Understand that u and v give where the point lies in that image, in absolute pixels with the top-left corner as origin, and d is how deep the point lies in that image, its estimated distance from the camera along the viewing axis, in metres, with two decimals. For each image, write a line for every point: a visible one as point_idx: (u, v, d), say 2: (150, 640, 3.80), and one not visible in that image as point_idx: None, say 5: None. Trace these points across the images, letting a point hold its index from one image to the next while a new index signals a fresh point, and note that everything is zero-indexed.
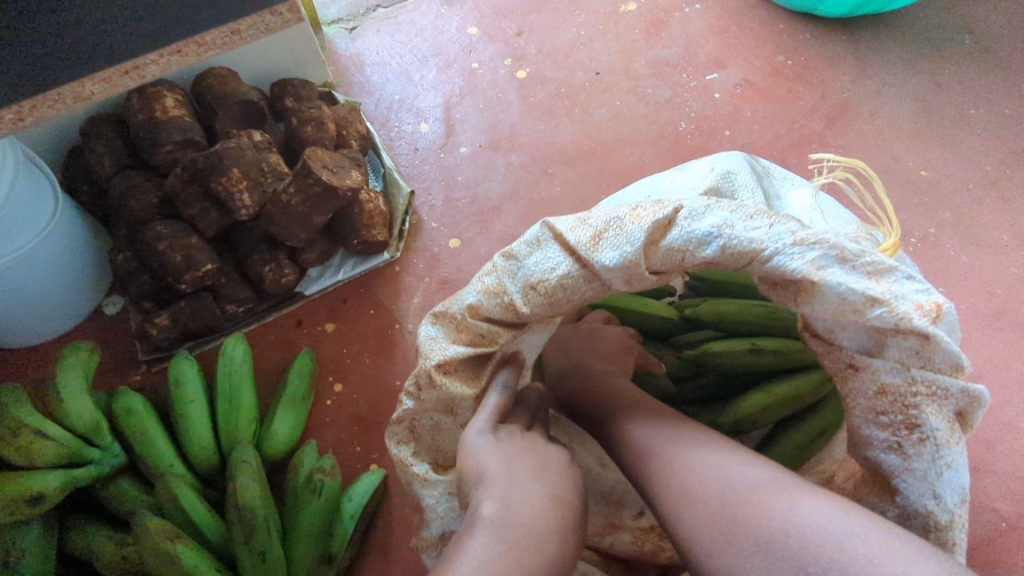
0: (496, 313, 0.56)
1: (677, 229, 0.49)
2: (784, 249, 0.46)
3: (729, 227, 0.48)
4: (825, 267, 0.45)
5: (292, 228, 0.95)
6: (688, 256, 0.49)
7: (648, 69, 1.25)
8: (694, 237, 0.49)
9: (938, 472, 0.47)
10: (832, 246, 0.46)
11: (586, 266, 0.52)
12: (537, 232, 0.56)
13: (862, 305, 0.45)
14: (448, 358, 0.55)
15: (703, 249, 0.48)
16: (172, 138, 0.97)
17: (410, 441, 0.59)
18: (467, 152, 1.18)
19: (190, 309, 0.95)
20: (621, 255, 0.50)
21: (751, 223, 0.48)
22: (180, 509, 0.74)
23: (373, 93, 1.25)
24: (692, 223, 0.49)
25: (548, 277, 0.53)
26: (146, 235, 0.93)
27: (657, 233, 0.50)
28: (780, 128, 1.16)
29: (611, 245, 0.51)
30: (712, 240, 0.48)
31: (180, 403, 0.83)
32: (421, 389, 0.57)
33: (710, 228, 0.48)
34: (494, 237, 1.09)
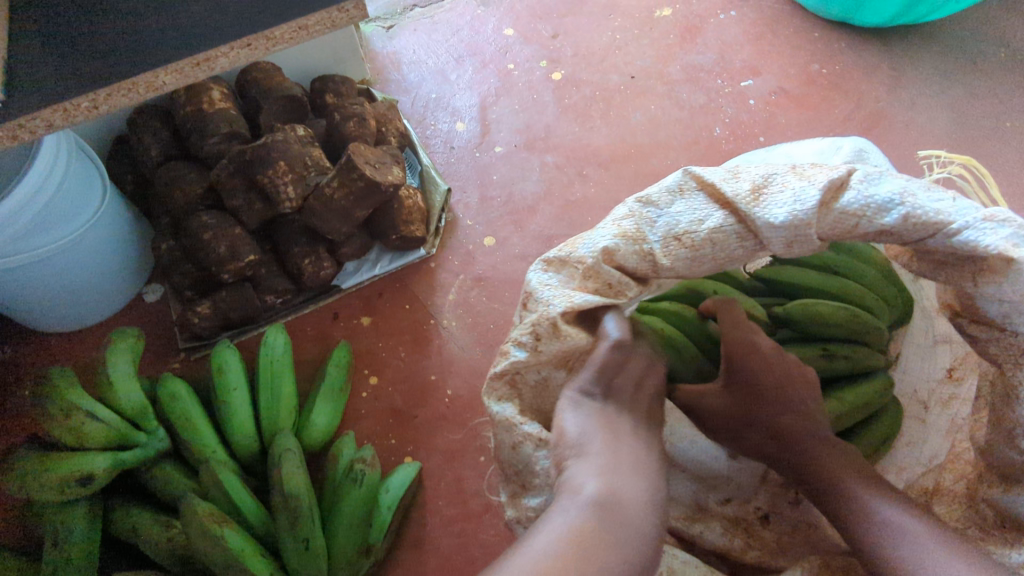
0: (631, 262, 0.55)
1: (852, 192, 0.50)
2: (975, 224, 0.49)
3: (911, 196, 0.50)
4: (1018, 246, 0.49)
5: (333, 222, 0.97)
6: (864, 222, 0.50)
7: (683, 74, 1.26)
8: (874, 204, 0.50)
9: None
10: (1020, 227, 0.49)
11: (742, 221, 0.53)
12: (679, 179, 0.56)
13: None
14: (576, 304, 0.52)
15: (884, 214, 0.50)
16: (218, 130, 0.99)
17: (512, 399, 0.55)
18: (502, 151, 1.19)
19: (231, 298, 0.97)
20: (791, 214, 0.50)
21: (932, 195, 0.50)
22: (224, 493, 0.75)
23: (409, 91, 1.27)
24: (871, 188, 0.50)
25: (697, 228, 0.54)
26: (192, 225, 0.94)
27: (832, 196, 0.51)
28: (815, 136, 1.17)
29: (777, 203, 0.51)
30: (893, 207, 0.50)
31: (223, 390, 0.84)
32: (539, 340, 0.52)
33: (892, 195, 0.50)
34: (528, 236, 1.10)
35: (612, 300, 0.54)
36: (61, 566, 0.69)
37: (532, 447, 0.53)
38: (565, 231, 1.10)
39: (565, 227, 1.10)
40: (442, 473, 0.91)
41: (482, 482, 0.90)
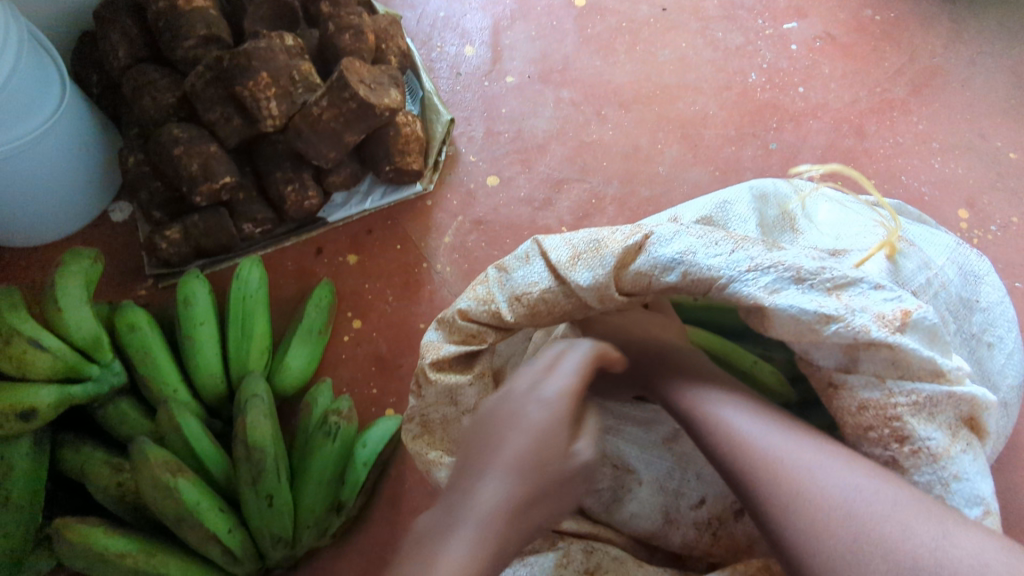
0: (484, 319, 0.56)
1: (644, 255, 0.50)
2: (739, 276, 0.47)
3: (691, 254, 0.48)
4: (779, 291, 0.46)
5: (320, 146, 0.87)
6: (655, 280, 0.50)
7: (720, 11, 1.13)
8: (658, 263, 0.49)
9: (944, 480, 0.44)
10: (785, 269, 0.46)
11: (564, 282, 0.53)
12: (527, 246, 0.56)
13: (816, 322, 0.45)
14: (440, 358, 0.56)
15: (666, 274, 0.50)
16: (195, 32, 0.87)
17: (424, 437, 0.60)
18: (514, 82, 1.07)
19: (203, 223, 0.88)
20: (594, 275, 0.51)
21: (712, 249, 0.48)
22: (182, 439, 0.67)
23: (416, 7, 1.14)
24: (657, 248, 0.50)
25: (532, 290, 0.53)
26: (161, 138, 0.84)
27: (628, 257, 0.51)
28: (860, 90, 1.06)
29: (586, 265, 0.51)
30: (676, 265, 0.49)
31: (188, 325, 0.76)
32: (421, 386, 0.58)
33: (674, 254, 0.49)
34: (535, 178, 1.00)
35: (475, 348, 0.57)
36: None
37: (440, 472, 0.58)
38: (577, 175, 1.00)
39: (577, 171, 1.00)
40: None
41: None
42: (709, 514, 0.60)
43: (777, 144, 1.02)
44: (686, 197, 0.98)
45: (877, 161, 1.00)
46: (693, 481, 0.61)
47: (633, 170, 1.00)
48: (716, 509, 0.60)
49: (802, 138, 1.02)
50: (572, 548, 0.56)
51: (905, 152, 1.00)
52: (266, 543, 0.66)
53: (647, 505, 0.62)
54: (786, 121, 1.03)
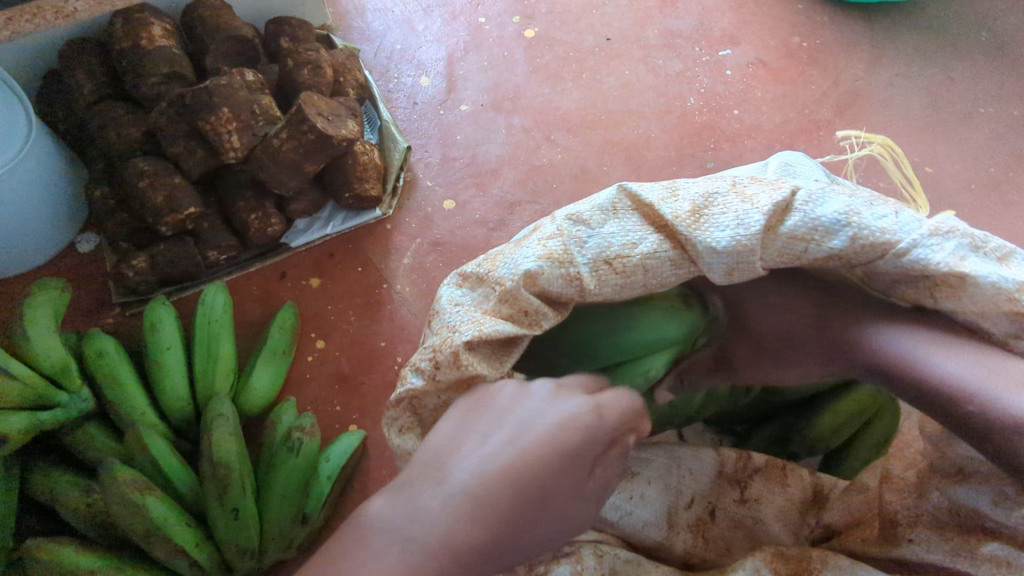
0: (554, 286, 0.45)
1: (797, 214, 0.44)
2: (922, 241, 0.43)
3: (856, 214, 0.44)
4: (965, 258, 0.43)
5: (282, 176, 0.91)
6: (812, 248, 0.44)
7: (660, 40, 1.21)
8: (821, 226, 0.43)
9: None
10: (964, 234, 0.44)
11: (683, 248, 0.45)
12: (612, 196, 0.48)
13: (1015, 291, 0.43)
14: (485, 337, 0.44)
15: (830, 238, 0.44)
16: (158, 70, 0.92)
17: (414, 428, 0.48)
18: (468, 110, 1.13)
19: (169, 252, 0.91)
20: (734, 238, 0.44)
21: (876, 209, 0.44)
22: (150, 458, 0.71)
23: (373, 40, 1.20)
24: (816, 209, 0.44)
25: (630, 253, 0.45)
26: (126, 172, 0.89)
27: (776, 218, 0.44)
28: (789, 111, 1.14)
29: (718, 225, 0.44)
30: (840, 229, 0.43)
31: (155, 352, 0.80)
32: (438, 367, 0.44)
33: (837, 214, 0.43)
34: (490, 201, 1.06)
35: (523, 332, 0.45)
36: None
37: None
38: (528, 197, 1.06)
39: (529, 193, 1.06)
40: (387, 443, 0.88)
41: None
42: (698, 515, 0.59)
43: (715, 163, 1.09)
44: None
45: None
46: (687, 479, 0.61)
47: (581, 190, 1.06)
48: (698, 510, 0.60)
49: (737, 157, 1.09)
50: (583, 552, 0.53)
51: (833, 168, 1.08)
52: (233, 556, 0.69)
53: (650, 513, 0.59)
54: (722, 142, 1.11)
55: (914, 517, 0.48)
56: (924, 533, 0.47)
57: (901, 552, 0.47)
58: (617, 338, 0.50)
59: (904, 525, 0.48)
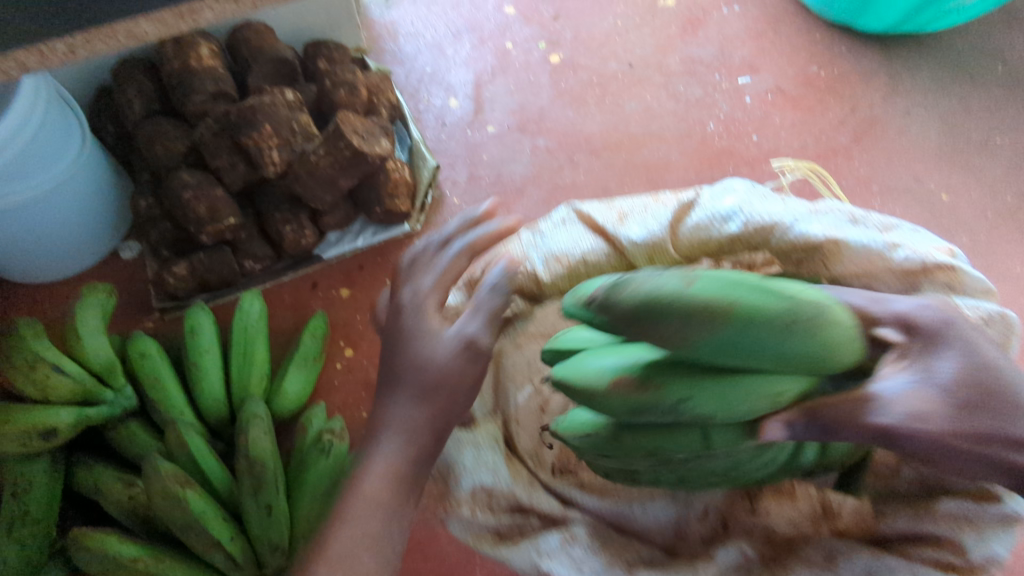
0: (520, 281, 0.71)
1: (700, 213, 0.69)
2: (801, 220, 0.65)
3: (747, 208, 0.67)
4: (841, 229, 0.64)
5: (318, 191, 0.96)
6: (716, 231, 0.68)
7: (682, 66, 1.25)
8: (719, 217, 0.67)
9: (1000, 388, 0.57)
10: (841, 213, 0.66)
11: (612, 245, 0.70)
12: (563, 213, 0.75)
13: (886, 249, 0.62)
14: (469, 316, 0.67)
15: (727, 224, 0.67)
16: (204, 88, 0.97)
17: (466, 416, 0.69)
18: (494, 131, 1.18)
19: (209, 260, 0.96)
20: (649, 234, 0.69)
21: (769, 203, 0.67)
22: (190, 456, 0.74)
23: (404, 63, 1.25)
24: (712, 208, 0.68)
25: (574, 252, 0.71)
26: (172, 183, 0.93)
27: (683, 216, 0.70)
28: (807, 138, 1.17)
29: (638, 226, 0.70)
30: (735, 217, 0.67)
31: (195, 355, 0.83)
32: None
33: (733, 210, 0.67)
34: (514, 218, 1.09)
35: None
36: (18, 519, 0.70)
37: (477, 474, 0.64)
38: None
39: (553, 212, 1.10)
40: None
41: None
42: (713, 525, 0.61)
43: None
44: None
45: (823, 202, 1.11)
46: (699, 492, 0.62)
47: None
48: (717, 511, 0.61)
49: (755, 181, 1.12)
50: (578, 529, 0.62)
51: (850, 194, 1.11)
52: (264, 553, 0.71)
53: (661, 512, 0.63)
54: (741, 167, 1.15)
55: (889, 492, 0.58)
56: (895, 506, 0.57)
57: (878, 529, 0.57)
58: (779, 347, 0.40)
59: (880, 501, 0.58)
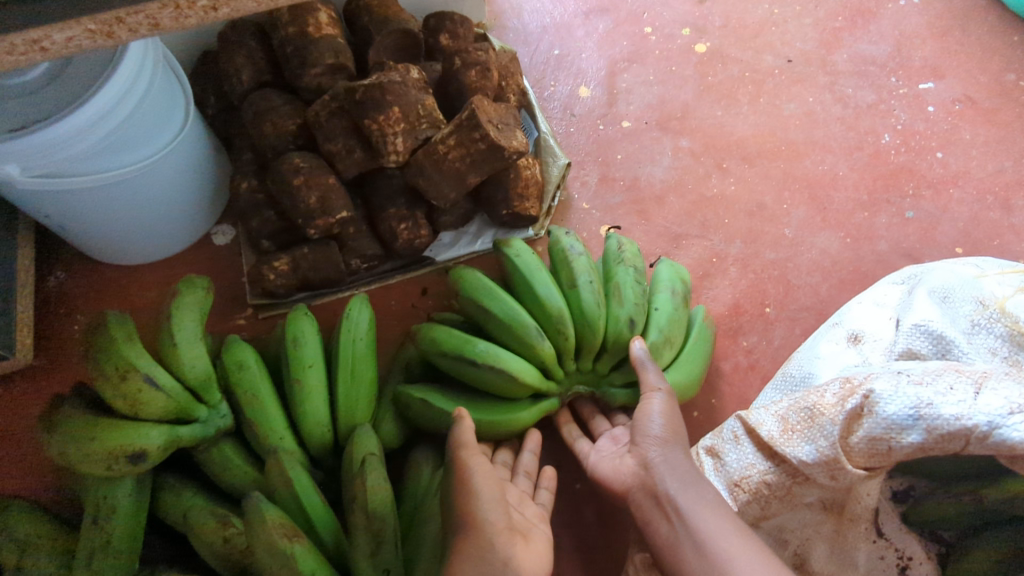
0: None
1: (872, 419, 0.57)
2: (1000, 424, 0.52)
3: (927, 407, 0.55)
4: None
5: (441, 186, 0.83)
6: (894, 443, 0.56)
7: (850, 65, 1.07)
8: (894, 427, 0.56)
9: None
10: None
11: (787, 461, 0.62)
12: (734, 426, 0.68)
13: None
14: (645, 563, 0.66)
15: (907, 433, 0.55)
16: (323, 59, 0.85)
17: None
18: (630, 127, 1.03)
19: (313, 257, 0.84)
20: (818, 449, 0.59)
21: (948, 404, 0.54)
22: (294, 496, 0.63)
23: (529, 43, 1.11)
24: (884, 410, 0.56)
25: (750, 474, 0.64)
26: (281, 167, 0.82)
27: (849, 423, 0.58)
28: (1005, 159, 0.98)
29: (806, 439, 0.60)
30: (914, 425, 0.55)
31: (298, 369, 0.72)
32: None
33: (908, 415, 0.55)
34: (653, 231, 0.94)
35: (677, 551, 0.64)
36: (97, 551, 0.60)
37: None
38: (696, 231, 0.94)
39: (698, 226, 0.94)
40: None
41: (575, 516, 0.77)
42: None
43: (915, 213, 0.95)
44: (815, 263, 0.91)
45: None
46: None
47: (758, 229, 0.94)
48: None
49: (942, 207, 0.95)
50: None
51: None
52: None
53: None
54: (923, 188, 0.96)
55: None
56: None
57: None
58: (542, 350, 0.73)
59: None
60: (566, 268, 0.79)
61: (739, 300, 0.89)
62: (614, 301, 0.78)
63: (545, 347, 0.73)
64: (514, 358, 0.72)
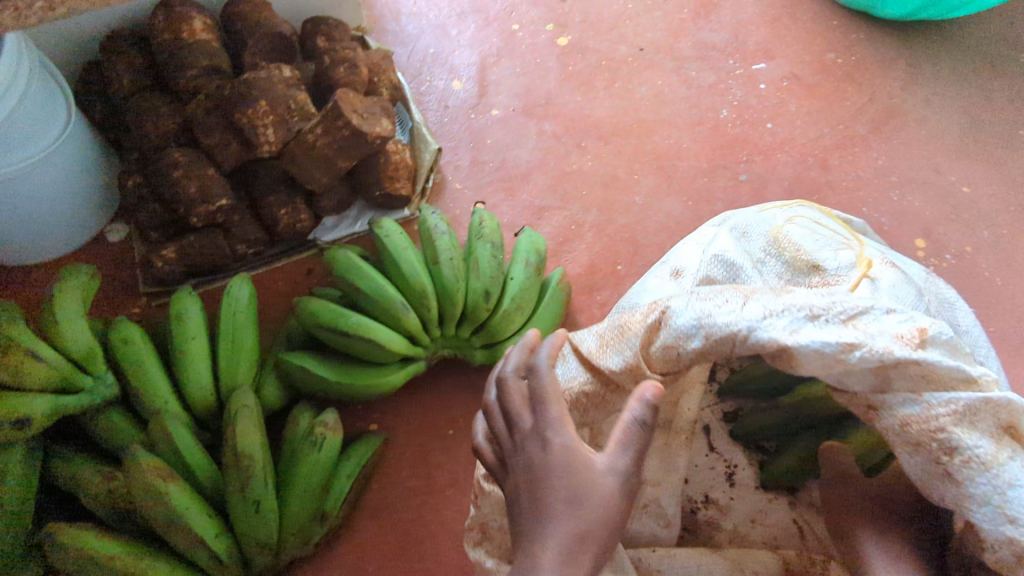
0: None
1: (665, 330, 0.52)
2: (758, 324, 0.48)
3: (706, 315, 0.50)
4: (798, 329, 0.47)
5: (313, 171, 0.91)
6: (682, 351, 0.51)
7: (694, 51, 1.20)
8: (679, 334, 0.51)
9: (1001, 492, 0.44)
10: (799, 308, 0.47)
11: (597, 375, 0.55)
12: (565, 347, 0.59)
13: (840, 352, 0.46)
14: None
15: (690, 341, 0.50)
16: (197, 63, 0.92)
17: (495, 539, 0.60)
18: (499, 115, 1.13)
19: (199, 243, 0.91)
20: (623, 358, 0.53)
21: (722, 306, 0.50)
22: (173, 448, 0.70)
23: (406, 44, 1.21)
24: (673, 320, 0.51)
25: (571, 385, 0.56)
26: (162, 162, 0.89)
27: (651, 334, 0.52)
28: (824, 127, 1.13)
29: (615, 350, 0.54)
30: (694, 331, 0.50)
31: (181, 341, 0.79)
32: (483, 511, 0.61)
33: (690, 322, 0.50)
34: (518, 205, 1.05)
35: None
36: None
37: None
38: (557, 203, 1.05)
39: (559, 199, 1.05)
40: (409, 441, 0.87)
41: (448, 456, 0.86)
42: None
43: (747, 176, 1.08)
44: (661, 225, 1.03)
45: (840, 193, 1.07)
46: None
47: (611, 199, 1.06)
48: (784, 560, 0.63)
49: (770, 170, 1.08)
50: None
51: (867, 184, 1.07)
52: (252, 551, 0.68)
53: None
54: (755, 155, 1.10)
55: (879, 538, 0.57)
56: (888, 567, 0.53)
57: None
58: (408, 318, 0.81)
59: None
60: (431, 246, 0.85)
61: (594, 261, 1.00)
62: (473, 274, 0.85)
63: (410, 319, 0.81)
64: (382, 329, 0.80)
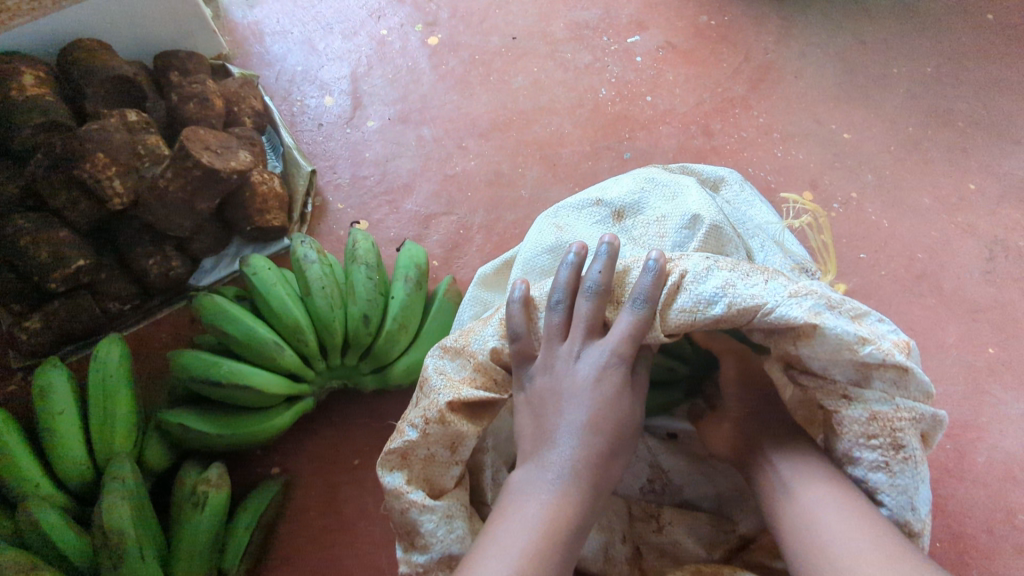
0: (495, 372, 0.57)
1: (681, 293, 0.51)
2: (783, 302, 0.49)
3: (732, 285, 0.50)
4: (820, 313, 0.48)
5: (173, 218, 0.87)
6: (699, 318, 0.51)
7: (567, 33, 1.18)
8: (702, 300, 0.50)
9: (917, 486, 0.49)
10: (819, 295, 0.49)
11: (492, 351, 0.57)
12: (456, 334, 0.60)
13: (855, 343, 0.48)
14: (461, 397, 0.54)
15: (711, 308, 0.50)
16: (29, 120, 0.86)
17: (404, 467, 0.54)
18: (375, 126, 1.10)
19: (65, 310, 0.88)
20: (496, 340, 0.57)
21: (749, 280, 0.51)
22: (43, 536, 0.67)
23: (273, 64, 1.16)
24: (697, 285, 0.51)
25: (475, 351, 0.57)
26: (4, 231, 0.83)
27: (667, 297, 0.51)
28: (703, 92, 1.12)
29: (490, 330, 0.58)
30: (718, 299, 0.50)
31: (47, 420, 0.75)
32: (428, 422, 0.54)
33: (715, 288, 0.50)
34: (403, 217, 1.02)
35: (497, 396, 0.56)
36: None
37: (415, 512, 0.53)
38: (443, 209, 1.03)
39: (444, 204, 1.03)
40: (314, 478, 0.85)
41: (355, 487, 0.84)
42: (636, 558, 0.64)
43: (630, 153, 1.06)
44: None
45: (724, 157, 1.06)
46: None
47: (497, 196, 1.03)
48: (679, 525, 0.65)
49: (653, 144, 1.07)
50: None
51: (751, 144, 1.07)
52: None
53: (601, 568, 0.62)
54: (636, 130, 1.08)
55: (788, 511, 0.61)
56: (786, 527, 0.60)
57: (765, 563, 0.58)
58: (284, 354, 0.78)
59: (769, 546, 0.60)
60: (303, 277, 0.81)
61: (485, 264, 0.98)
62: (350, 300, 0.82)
63: (287, 356, 0.78)
64: (260, 372, 0.76)
